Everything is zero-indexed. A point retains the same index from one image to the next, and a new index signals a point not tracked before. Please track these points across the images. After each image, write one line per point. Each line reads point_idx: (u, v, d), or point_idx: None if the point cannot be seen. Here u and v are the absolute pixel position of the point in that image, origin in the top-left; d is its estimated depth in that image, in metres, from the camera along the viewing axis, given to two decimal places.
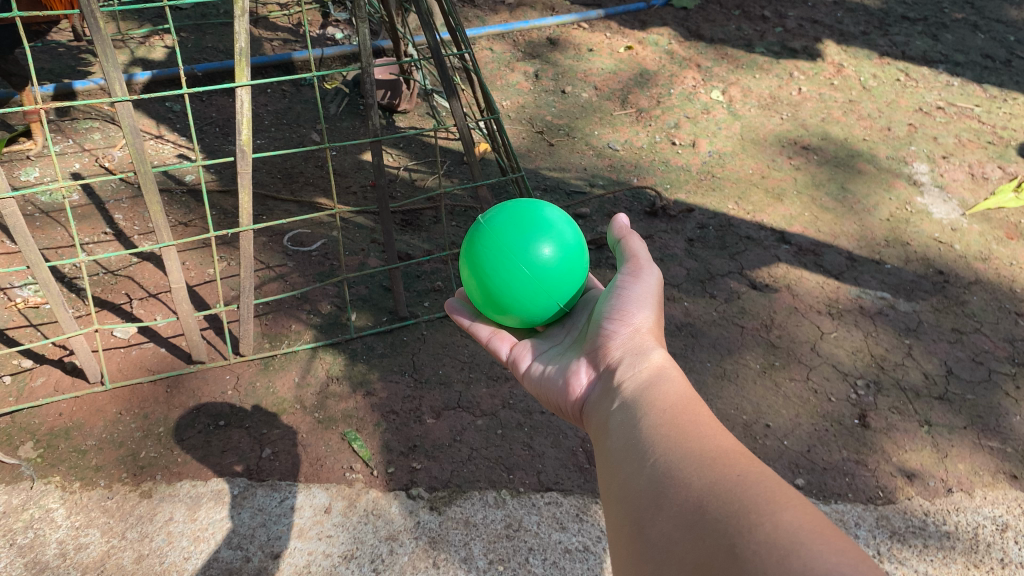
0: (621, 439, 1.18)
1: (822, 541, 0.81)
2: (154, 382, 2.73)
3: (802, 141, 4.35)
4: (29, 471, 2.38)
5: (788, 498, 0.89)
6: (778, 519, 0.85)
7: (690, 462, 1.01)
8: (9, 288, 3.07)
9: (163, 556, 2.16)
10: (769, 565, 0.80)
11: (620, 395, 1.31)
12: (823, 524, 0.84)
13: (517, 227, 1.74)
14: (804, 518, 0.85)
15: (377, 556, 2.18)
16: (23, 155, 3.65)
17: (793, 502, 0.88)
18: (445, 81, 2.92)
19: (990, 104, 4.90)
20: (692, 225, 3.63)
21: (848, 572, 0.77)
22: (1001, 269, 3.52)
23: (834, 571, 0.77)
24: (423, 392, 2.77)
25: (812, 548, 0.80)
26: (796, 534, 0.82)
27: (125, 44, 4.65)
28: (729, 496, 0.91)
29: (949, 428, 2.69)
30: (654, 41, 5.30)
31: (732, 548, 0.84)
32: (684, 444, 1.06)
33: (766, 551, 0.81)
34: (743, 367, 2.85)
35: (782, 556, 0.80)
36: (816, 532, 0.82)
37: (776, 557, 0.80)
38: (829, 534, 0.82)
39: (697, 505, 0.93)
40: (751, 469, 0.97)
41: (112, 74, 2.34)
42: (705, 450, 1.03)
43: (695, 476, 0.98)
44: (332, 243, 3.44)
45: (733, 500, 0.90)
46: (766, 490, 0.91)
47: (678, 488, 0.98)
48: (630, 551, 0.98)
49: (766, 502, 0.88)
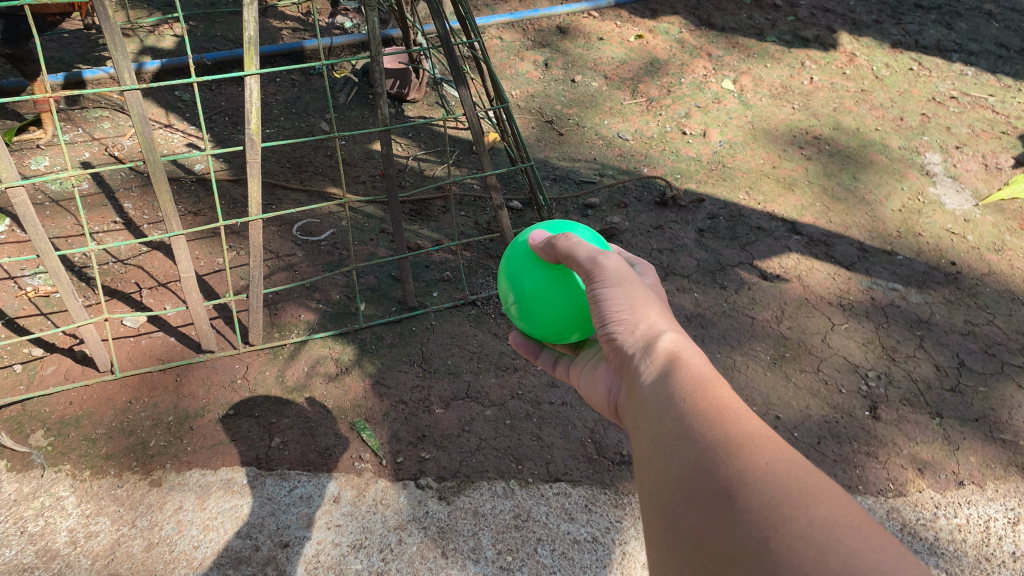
0: (642, 437, 1.12)
1: (859, 536, 0.79)
2: (164, 370, 2.73)
3: (813, 132, 4.32)
4: (40, 459, 2.39)
5: (821, 486, 0.87)
6: (814, 515, 0.82)
7: (717, 453, 0.96)
8: (19, 276, 3.09)
9: (173, 544, 2.16)
10: (808, 562, 0.78)
11: (634, 393, 1.23)
12: (860, 521, 0.81)
13: (549, 247, 1.67)
14: (839, 510, 0.83)
15: (385, 546, 2.19)
16: (32, 144, 3.66)
17: (828, 499, 0.85)
18: (455, 70, 2.88)
19: (1004, 94, 4.85)
20: (703, 215, 3.61)
21: (889, 569, 0.74)
22: (1014, 261, 3.49)
23: (871, 567, 0.75)
24: (432, 381, 2.77)
25: (851, 546, 0.78)
26: (835, 530, 0.80)
27: (134, 33, 4.65)
28: (765, 490, 0.87)
29: (961, 420, 2.68)
30: (665, 30, 5.26)
31: (768, 542, 0.82)
32: (711, 432, 0.99)
33: (804, 547, 0.79)
34: (753, 359, 2.84)
35: (820, 553, 0.78)
36: (855, 531, 0.80)
37: (814, 555, 0.78)
38: (867, 530, 0.80)
39: (729, 498, 0.89)
40: (776, 457, 0.92)
41: (121, 63, 2.32)
42: (733, 440, 0.96)
43: (723, 470, 0.93)
44: (341, 233, 3.43)
45: (767, 495, 0.87)
46: (797, 479, 0.88)
47: (708, 479, 0.93)
48: (663, 548, 0.95)
49: (799, 494, 0.85)
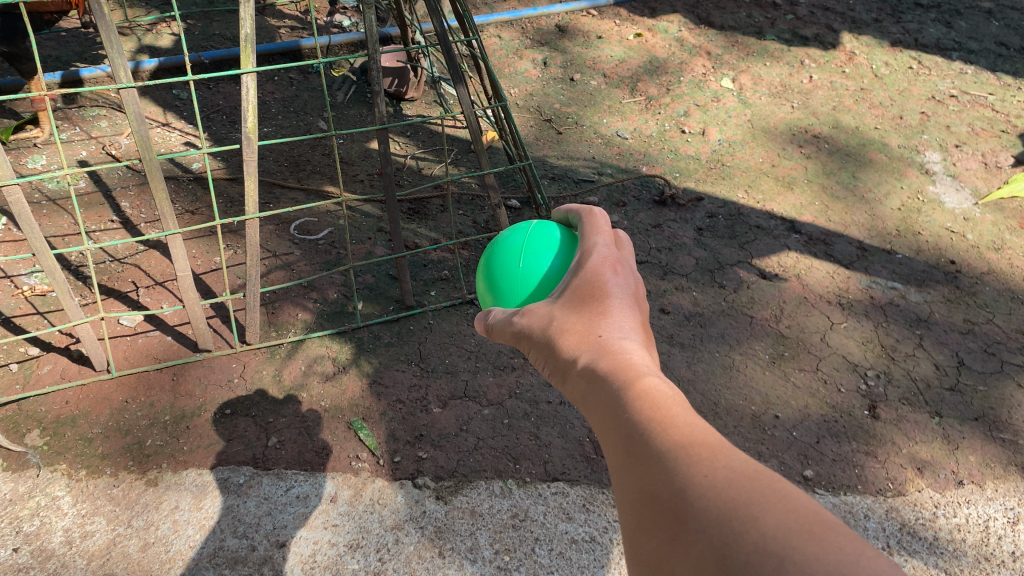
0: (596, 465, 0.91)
1: (818, 540, 0.59)
2: (161, 369, 2.72)
3: (813, 130, 4.31)
4: (35, 459, 2.38)
5: (768, 483, 0.66)
6: (767, 524, 0.62)
7: (654, 466, 0.75)
8: (16, 275, 3.07)
9: (169, 544, 2.15)
10: None
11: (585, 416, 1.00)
12: (825, 521, 0.61)
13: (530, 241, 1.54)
14: (790, 510, 0.63)
15: (382, 545, 2.18)
16: (30, 143, 3.64)
17: (786, 498, 0.64)
18: (452, 68, 2.87)
19: (1004, 92, 4.84)
20: (702, 214, 3.60)
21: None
22: (1014, 260, 3.48)
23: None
24: (430, 381, 2.76)
25: (814, 551, 0.58)
26: (794, 536, 0.60)
27: (132, 31, 4.64)
28: (710, 502, 0.67)
29: (960, 420, 2.67)
30: (664, 28, 5.25)
31: (722, 562, 0.62)
32: (645, 440, 0.78)
33: (761, 562, 0.59)
34: (751, 358, 2.82)
35: (779, 565, 0.58)
36: (818, 534, 0.60)
37: (768, 573, 0.58)
38: (835, 530, 0.60)
39: (673, 515, 0.70)
40: (714, 459, 0.71)
41: (117, 61, 2.31)
42: (669, 445, 0.75)
43: (663, 483, 0.72)
44: (338, 232, 3.42)
45: (713, 506, 0.66)
46: (740, 480, 0.67)
47: (650, 500, 0.73)
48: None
49: (744, 499, 0.65)
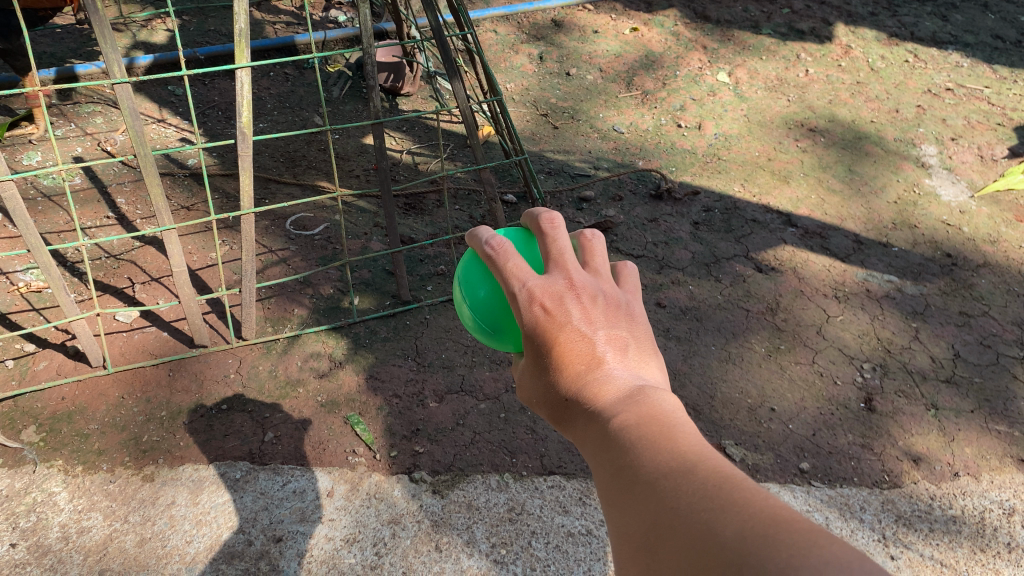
0: None
1: (777, 546, 0.60)
2: (157, 365, 2.72)
3: (809, 123, 4.31)
4: (31, 455, 2.37)
5: (730, 494, 0.67)
6: (726, 535, 0.63)
7: (630, 509, 0.74)
8: (11, 272, 3.06)
9: (166, 539, 2.15)
10: None
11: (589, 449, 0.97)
12: (779, 521, 0.63)
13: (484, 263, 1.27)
14: (748, 514, 0.64)
15: (379, 540, 2.17)
16: (25, 139, 3.64)
17: (744, 507, 0.65)
18: (447, 63, 2.85)
19: (1000, 85, 4.84)
20: (698, 208, 3.60)
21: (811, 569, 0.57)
22: (1010, 252, 3.48)
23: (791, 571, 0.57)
24: (426, 375, 2.76)
25: (771, 555, 0.60)
26: (748, 544, 0.61)
27: (127, 27, 4.64)
28: (679, 531, 0.68)
29: (956, 411, 2.67)
30: (660, 22, 5.25)
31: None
32: (622, 486, 0.77)
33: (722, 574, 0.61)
34: (748, 351, 2.83)
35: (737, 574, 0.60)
36: (773, 535, 0.61)
37: None
38: (791, 527, 0.62)
39: (648, 550, 0.70)
40: (681, 485, 0.71)
41: (111, 56, 2.30)
42: (641, 486, 0.74)
43: (639, 521, 0.73)
44: (334, 227, 3.42)
45: (681, 534, 0.67)
46: (704, 501, 0.68)
47: (630, 540, 0.74)
48: None
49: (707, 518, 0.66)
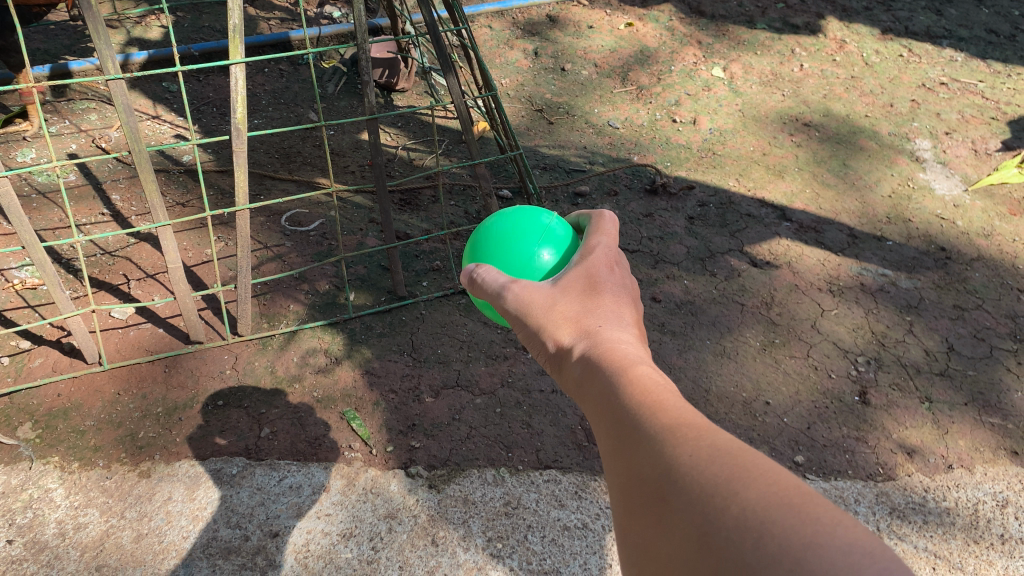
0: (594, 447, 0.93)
1: (792, 516, 0.61)
2: (153, 362, 2.72)
3: (804, 118, 4.31)
4: (28, 452, 2.37)
5: (751, 463, 0.70)
6: (747, 496, 0.65)
7: (645, 453, 0.78)
8: (6, 269, 3.06)
9: (162, 535, 2.15)
10: (743, 556, 0.61)
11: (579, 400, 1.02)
12: (796, 491, 0.65)
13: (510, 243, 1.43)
14: (769, 485, 0.66)
15: (376, 534, 2.18)
16: (19, 136, 3.63)
17: (766, 474, 0.68)
18: (442, 58, 2.84)
19: (994, 80, 4.84)
20: (693, 203, 3.60)
21: (826, 544, 0.58)
22: (1004, 246, 3.49)
23: (810, 546, 0.58)
24: (422, 370, 2.76)
25: (787, 523, 0.61)
26: (768, 511, 0.63)
27: (121, 24, 4.63)
28: (694, 484, 0.70)
29: (950, 404, 2.68)
30: (655, 18, 5.25)
31: (704, 538, 0.65)
32: (639, 432, 0.81)
33: (740, 537, 0.62)
34: (742, 345, 2.83)
35: (757, 541, 0.61)
36: (795, 508, 0.62)
37: (747, 548, 0.61)
38: (809, 499, 0.63)
39: (660, 498, 0.72)
40: (703, 440, 0.75)
41: (104, 52, 2.29)
42: (659, 431, 0.78)
43: (652, 467, 0.76)
44: (329, 223, 3.42)
45: (695, 486, 0.69)
46: (726, 458, 0.71)
47: (639, 484, 0.76)
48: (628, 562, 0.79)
49: (725, 479, 0.68)
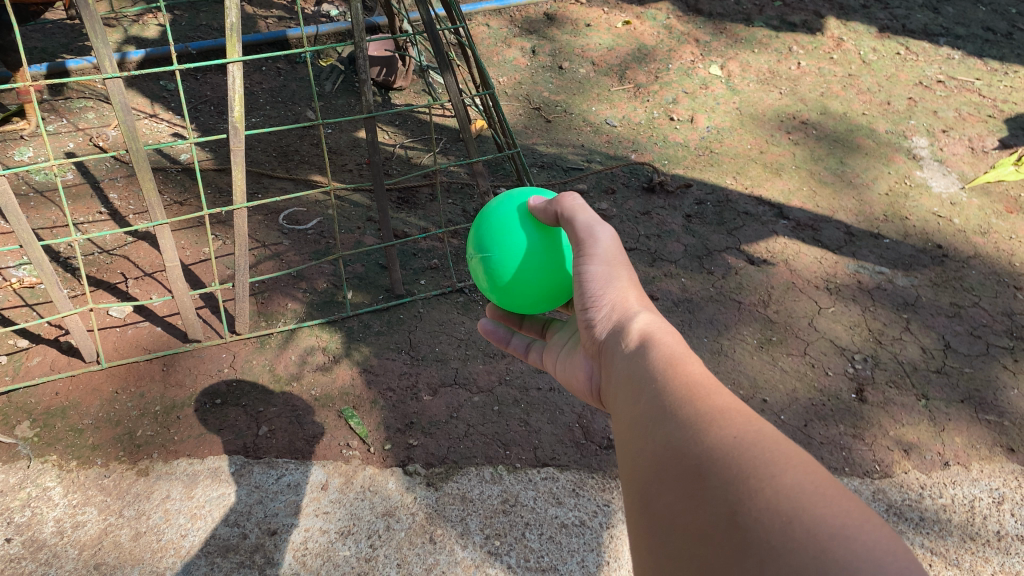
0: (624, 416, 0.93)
1: (827, 505, 0.64)
2: (151, 360, 2.72)
3: (801, 116, 4.32)
4: (26, 450, 2.38)
5: (790, 452, 0.72)
6: (782, 481, 0.67)
7: (688, 426, 0.79)
8: (3, 268, 3.06)
9: (160, 533, 2.15)
10: (773, 533, 0.63)
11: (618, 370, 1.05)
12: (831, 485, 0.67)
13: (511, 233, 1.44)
14: (808, 476, 0.68)
15: (373, 532, 2.18)
16: (16, 135, 3.62)
17: (805, 465, 0.70)
18: (439, 56, 2.83)
19: (990, 78, 4.85)
20: (690, 201, 3.61)
21: (858, 534, 0.61)
22: (1000, 243, 3.50)
23: (842, 533, 0.61)
24: (420, 369, 2.76)
25: (824, 510, 0.63)
26: (804, 497, 0.65)
27: (119, 22, 4.63)
28: (734, 462, 0.71)
29: (947, 402, 2.68)
30: (652, 16, 5.25)
31: (733, 517, 0.67)
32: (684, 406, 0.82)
33: (770, 520, 0.64)
34: (739, 343, 2.84)
35: (786, 524, 0.63)
36: (828, 496, 0.65)
37: (780, 525, 0.63)
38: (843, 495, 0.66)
39: (695, 475, 0.73)
40: (747, 425, 0.77)
41: (101, 51, 2.29)
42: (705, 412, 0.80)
43: (694, 444, 0.76)
44: (327, 222, 3.42)
45: (735, 464, 0.71)
46: (768, 445, 0.73)
47: (674, 459, 0.77)
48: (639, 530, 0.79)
49: (765, 463, 0.70)
